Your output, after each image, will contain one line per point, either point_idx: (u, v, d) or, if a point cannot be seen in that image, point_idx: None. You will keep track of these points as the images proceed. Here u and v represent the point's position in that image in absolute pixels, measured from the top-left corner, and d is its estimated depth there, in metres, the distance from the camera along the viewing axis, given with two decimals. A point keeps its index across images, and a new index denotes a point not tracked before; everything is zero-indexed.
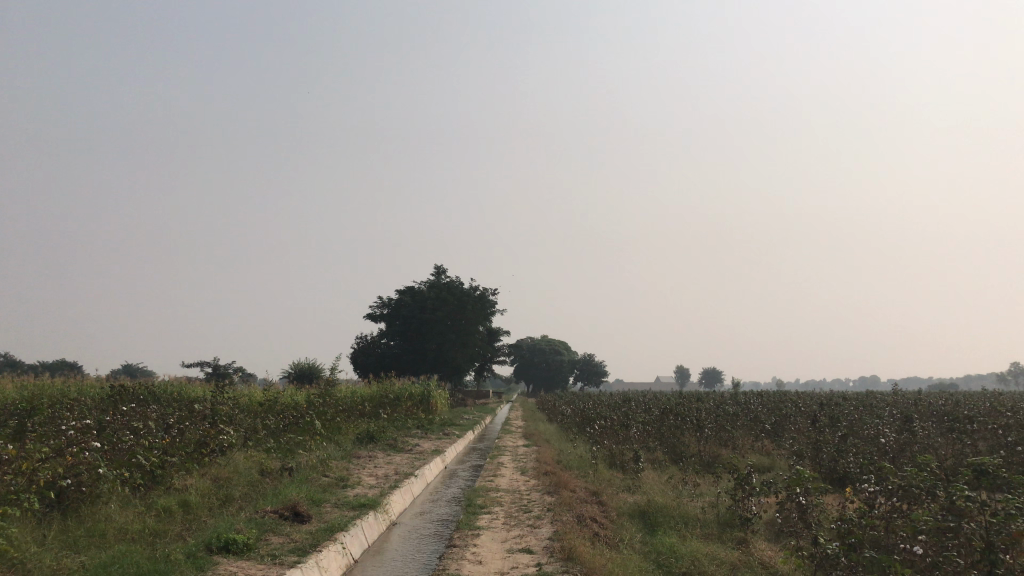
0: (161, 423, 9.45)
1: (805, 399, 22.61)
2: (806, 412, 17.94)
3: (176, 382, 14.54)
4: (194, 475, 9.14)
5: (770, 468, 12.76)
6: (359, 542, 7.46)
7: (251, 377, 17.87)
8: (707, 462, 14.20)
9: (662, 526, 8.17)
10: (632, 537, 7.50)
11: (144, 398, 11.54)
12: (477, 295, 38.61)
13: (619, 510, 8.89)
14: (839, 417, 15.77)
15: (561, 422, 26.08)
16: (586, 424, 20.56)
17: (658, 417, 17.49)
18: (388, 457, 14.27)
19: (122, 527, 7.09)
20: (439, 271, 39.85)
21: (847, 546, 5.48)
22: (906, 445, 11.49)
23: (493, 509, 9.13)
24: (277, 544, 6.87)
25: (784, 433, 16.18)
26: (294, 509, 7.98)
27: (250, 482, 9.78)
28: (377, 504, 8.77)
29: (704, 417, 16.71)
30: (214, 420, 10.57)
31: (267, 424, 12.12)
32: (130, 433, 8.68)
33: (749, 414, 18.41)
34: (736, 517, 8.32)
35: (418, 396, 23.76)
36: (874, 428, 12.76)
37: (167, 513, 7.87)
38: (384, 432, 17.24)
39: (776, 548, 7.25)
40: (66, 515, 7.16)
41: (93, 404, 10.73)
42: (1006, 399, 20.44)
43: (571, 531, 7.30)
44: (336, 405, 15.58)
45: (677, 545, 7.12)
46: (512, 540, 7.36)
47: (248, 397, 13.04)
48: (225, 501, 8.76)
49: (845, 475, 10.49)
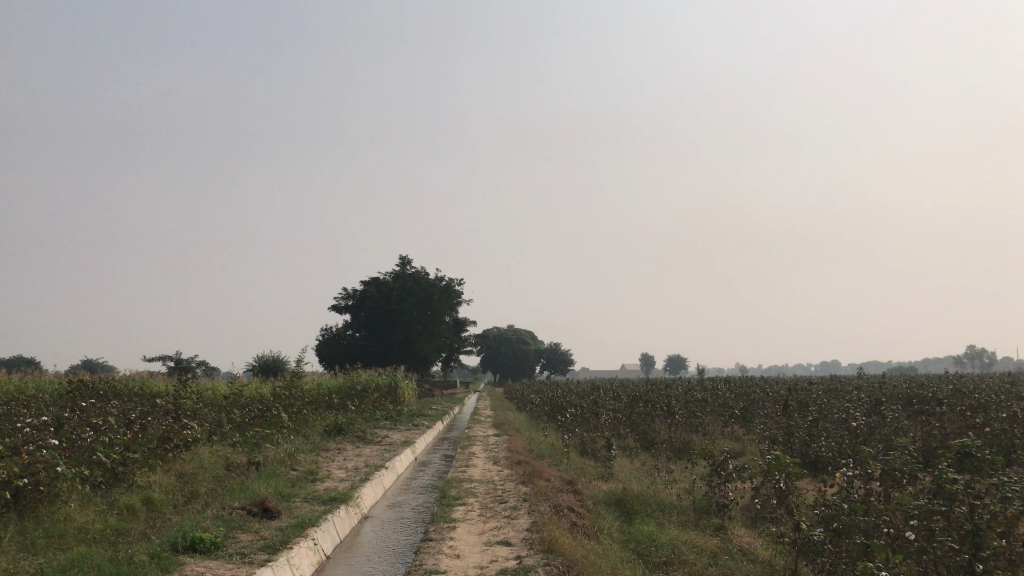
0: (122, 419, 9.17)
1: (771, 384, 22.78)
2: (773, 397, 18.06)
3: (138, 377, 14.17)
4: (158, 472, 8.86)
5: (742, 454, 12.77)
6: (331, 536, 7.27)
7: (214, 370, 17.49)
8: (679, 449, 14.21)
9: (639, 514, 8.09)
10: (610, 526, 7.39)
11: (105, 393, 11.20)
12: (442, 285, 38.38)
13: (594, 499, 8.79)
14: (807, 401, 15.86)
15: (530, 412, 26.06)
16: (556, 413, 20.51)
17: (628, 403, 17.48)
18: (356, 450, 14.05)
19: (83, 527, 6.83)
20: (404, 261, 39.53)
21: (833, 532, 5.43)
22: (876, 428, 11.58)
23: (468, 501, 8.98)
24: (245, 542, 6.64)
25: (752, 418, 16.25)
26: (262, 504, 7.75)
27: (215, 477, 9.54)
28: (348, 497, 8.57)
29: (674, 403, 16.72)
30: (178, 414, 10.29)
31: (233, 418, 11.85)
32: (89, 429, 8.39)
33: (717, 399, 18.48)
34: (713, 503, 8.26)
35: (385, 386, 23.52)
36: (842, 411, 12.85)
37: (130, 511, 7.61)
38: (352, 423, 17.00)
39: (754, 534, 7.21)
40: (24, 515, 6.88)
41: (51, 400, 10.38)
42: (968, 381, 20.79)
43: (550, 522, 7.16)
44: (301, 398, 15.30)
45: (655, 533, 7.02)
46: (489, 532, 7.20)
47: (212, 390, 12.74)
48: (190, 497, 8.52)
49: (818, 460, 10.54)
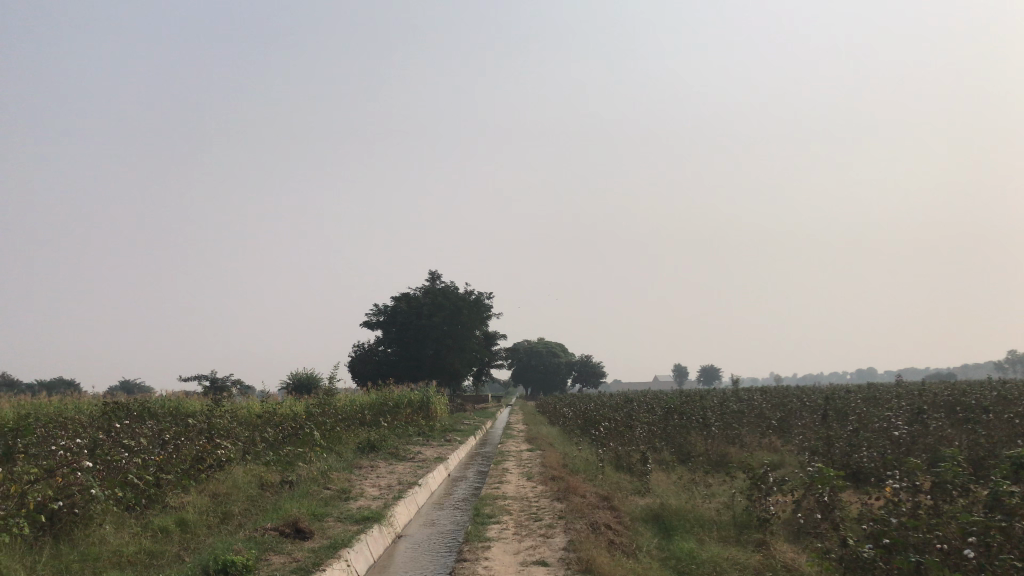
0: (157, 440, 9.19)
1: (807, 394, 22.33)
2: (811, 406, 17.72)
3: (173, 397, 14.25)
4: (191, 492, 8.86)
5: (781, 466, 12.50)
6: (364, 557, 7.17)
7: (249, 389, 17.57)
8: (716, 462, 13.96)
9: (677, 530, 7.91)
10: (649, 544, 7.21)
11: (140, 413, 11.26)
12: (472, 299, 38.37)
13: (631, 515, 8.61)
14: (847, 411, 15.53)
15: (563, 425, 25.84)
16: (589, 426, 20.29)
17: (663, 416, 17.26)
18: (389, 467, 13.97)
19: (117, 549, 6.79)
20: (434, 276, 39.59)
21: (883, 549, 5.27)
22: (920, 438, 11.28)
23: (503, 519, 8.85)
24: (277, 565, 6.56)
25: (790, 429, 15.93)
26: (295, 525, 7.67)
27: (249, 497, 9.50)
28: (382, 516, 8.47)
29: (710, 415, 16.45)
30: (211, 434, 10.29)
31: (266, 437, 11.84)
32: (123, 450, 8.40)
33: (754, 410, 18.18)
34: (754, 517, 8.05)
35: (417, 402, 23.46)
36: (884, 420, 12.54)
37: (164, 532, 7.59)
38: (386, 440, 16.94)
39: (798, 550, 7.00)
40: (58, 539, 6.87)
41: (88, 421, 10.45)
42: (1012, 387, 20.29)
43: (587, 541, 7.00)
44: (334, 415, 15.28)
45: (696, 550, 6.84)
46: (525, 551, 7.07)
47: (246, 409, 12.76)
48: (224, 518, 8.48)
49: (861, 471, 10.28)
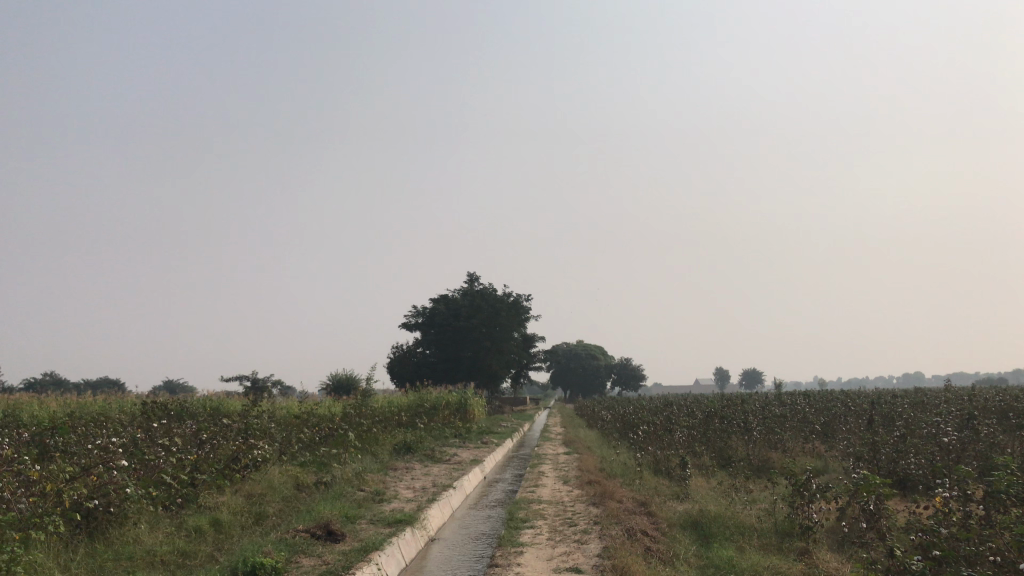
0: (193, 440, 9.23)
1: (852, 398, 21.80)
2: (857, 411, 17.30)
3: (213, 397, 14.35)
4: (226, 492, 8.87)
5: (825, 472, 12.19)
6: (396, 560, 7.08)
7: (289, 390, 17.70)
8: (758, 467, 13.67)
9: (716, 537, 7.71)
10: (686, 551, 7.02)
11: (178, 413, 11.31)
12: (511, 301, 38.27)
13: (669, 521, 8.43)
14: (893, 416, 15.12)
15: (602, 428, 25.59)
16: (628, 430, 20.04)
17: (703, 420, 16.96)
18: (425, 469, 13.89)
19: (151, 548, 6.77)
20: (472, 278, 39.58)
21: (933, 561, 5.06)
22: (970, 445, 10.91)
23: (537, 524, 8.71)
24: (307, 567, 6.49)
25: (835, 434, 15.54)
26: (326, 527, 7.62)
27: (284, 497, 9.49)
28: (415, 519, 8.38)
29: (751, 420, 16.13)
30: (248, 433, 10.32)
31: (302, 437, 11.84)
32: (160, 449, 8.43)
33: (797, 414, 17.82)
34: (796, 525, 7.80)
35: (455, 403, 23.43)
36: (932, 426, 12.16)
37: (198, 532, 7.57)
38: (422, 442, 16.87)
39: (842, 559, 6.77)
40: (94, 537, 6.87)
41: (128, 420, 10.55)
42: None
43: (622, 547, 6.83)
44: (371, 416, 15.28)
45: (735, 558, 6.64)
46: (558, 557, 6.93)
47: (284, 410, 12.79)
48: (258, 518, 8.45)
49: (909, 479, 9.97)
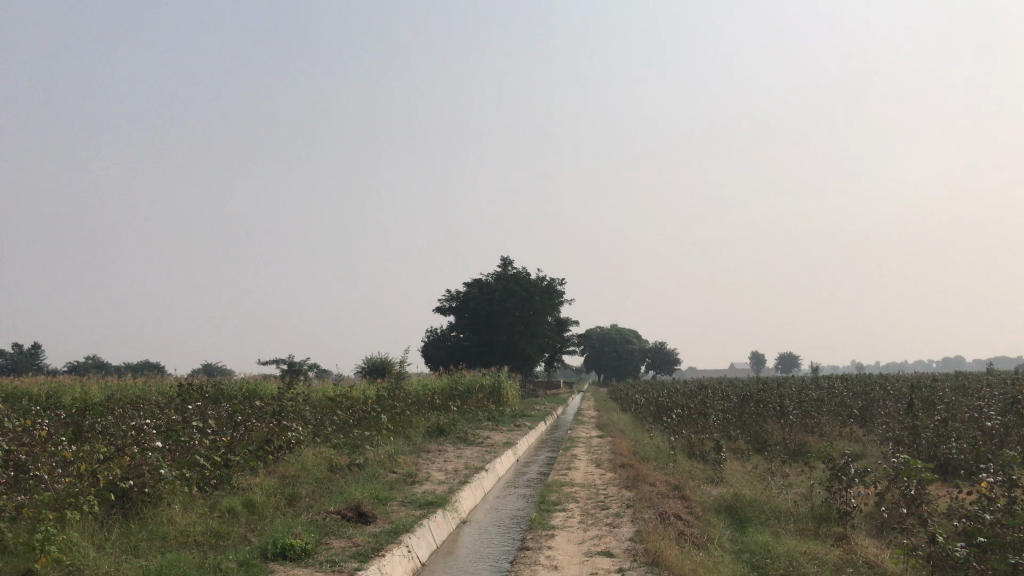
0: (228, 420, 9.29)
1: (891, 382, 21.37)
2: (896, 395, 16.99)
3: (249, 380, 14.45)
4: (259, 474, 8.93)
5: (863, 456, 11.99)
6: (427, 543, 7.05)
7: (324, 373, 17.78)
8: (794, 451, 13.49)
9: (752, 521, 7.58)
10: (721, 536, 6.89)
11: (214, 396, 11.39)
12: (544, 285, 38.19)
13: (703, 505, 8.31)
14: (934, 400, 14.80)
15: (636, 412, 25.46)
16: (662, 414, 19.88)
17: (738, 403, 16.76)
18: (457, 451, 13.87)
19: (185, 530, 6.79)
20: (506, 262, 39.49)
21: (978, 548, 4.95)
22: (1014, 429, 10.62)
23: (569, 506, 8.65)
24: (337, 549, 6.47)
25: (873, 418, 15.27)
26: (357, 509, 7.61)
27: (317, 479, 9.54)
28: (446, 501, 8.36)
29: (788, 403, 15.88)
30: (282, 415, 10.36)
31: (336, 419, 11.88)
32: (194, 429, 8.46)
33: (834, 397, 17.53)
34: (833, 510, 7.65)
35: (489, 386, 23.43)
36: (974, 410, 11.89)
37: (231, 513, 7.60)
38: (455, 424, 16.88)
39: (882, 545, 6.61)
40: (128, 517, 6.92)
41: (165, 402, 10.65)
42: None
43: (655, 532, 6.72)
44: (405, 399, 15.31)
45: (771, 543, 6.51)
46: (590, 541, 6.84)
47: (319, 392, 12.84)
48: (292, 499, 8.49)
49: (950, 464, 9.75)
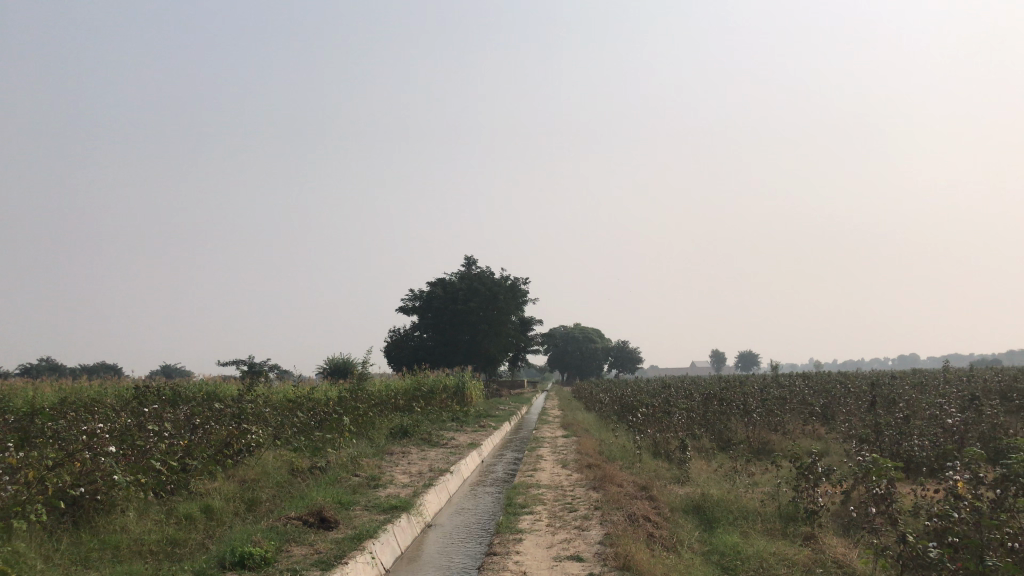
0: (186, 424, 9.02)
1: (852, 380, 21.61)
2: (857, 393, 17.17)
3: (207, 381, 14.10)
4: (218, 478, 8.67)
5: (825, 455, 12.03)
6: (390, 549, 6.88)
7: (286, 374, 17.46)
8: (758, 450, 13.52)
9: (720, 521, 7.53)
10: (691, 537, 6.81)
11: (171, 398, 11.07)
12: (509, 284, 38.09)
13: (671, 505, 8.24)
14: (894, 397, 14.95)
15: (599, 411, 25.48)
16: (626, 413, 19.88)
17: (703, 402, 16.76)
18: (421, 453, 13.68)
19: (140, 538, 6.56)
20: (469, 261, 39.33)
21: (950, 547, 4.91)
22: (973, 426, 10.71)
23: (536, 509, 8.51)
24: (298, 557, 6.28)
25: (835, 415, 15.39)
26: (319, 514, 7.41)
27: (278, 483, 9.31)
28: (410, 505, 8.18)
29: (751, 401, 15.94)
30: (242, 417, 10.09)
31: (297, 421, 11.60)
32: (150, 433, 8.18)
33: (797, 395, 17.66)
34: (800, 509, 7.62)
35: (452, 387, 23.24)
36: (935, 407, 12.00)
37: (188, 519, 7.37)
38: (419, 426, 16.68)
39: (849, 544, 6.58)
40: (79, 525, 6.66)
41: (119, 405, 10.32)
42: None
43: (625, 534, 6.63)
44: (367, 400, 15.08)
45: (741, 544, 6.44)
46: (559, 545, 6.72)
47: (280, 394, 12.57)
48: (251, 504, 8.27)
49: (913, 461, 9.79)
